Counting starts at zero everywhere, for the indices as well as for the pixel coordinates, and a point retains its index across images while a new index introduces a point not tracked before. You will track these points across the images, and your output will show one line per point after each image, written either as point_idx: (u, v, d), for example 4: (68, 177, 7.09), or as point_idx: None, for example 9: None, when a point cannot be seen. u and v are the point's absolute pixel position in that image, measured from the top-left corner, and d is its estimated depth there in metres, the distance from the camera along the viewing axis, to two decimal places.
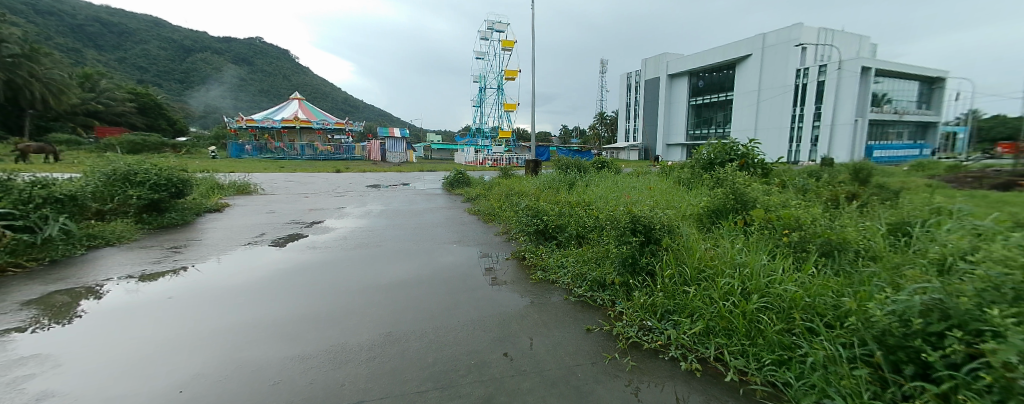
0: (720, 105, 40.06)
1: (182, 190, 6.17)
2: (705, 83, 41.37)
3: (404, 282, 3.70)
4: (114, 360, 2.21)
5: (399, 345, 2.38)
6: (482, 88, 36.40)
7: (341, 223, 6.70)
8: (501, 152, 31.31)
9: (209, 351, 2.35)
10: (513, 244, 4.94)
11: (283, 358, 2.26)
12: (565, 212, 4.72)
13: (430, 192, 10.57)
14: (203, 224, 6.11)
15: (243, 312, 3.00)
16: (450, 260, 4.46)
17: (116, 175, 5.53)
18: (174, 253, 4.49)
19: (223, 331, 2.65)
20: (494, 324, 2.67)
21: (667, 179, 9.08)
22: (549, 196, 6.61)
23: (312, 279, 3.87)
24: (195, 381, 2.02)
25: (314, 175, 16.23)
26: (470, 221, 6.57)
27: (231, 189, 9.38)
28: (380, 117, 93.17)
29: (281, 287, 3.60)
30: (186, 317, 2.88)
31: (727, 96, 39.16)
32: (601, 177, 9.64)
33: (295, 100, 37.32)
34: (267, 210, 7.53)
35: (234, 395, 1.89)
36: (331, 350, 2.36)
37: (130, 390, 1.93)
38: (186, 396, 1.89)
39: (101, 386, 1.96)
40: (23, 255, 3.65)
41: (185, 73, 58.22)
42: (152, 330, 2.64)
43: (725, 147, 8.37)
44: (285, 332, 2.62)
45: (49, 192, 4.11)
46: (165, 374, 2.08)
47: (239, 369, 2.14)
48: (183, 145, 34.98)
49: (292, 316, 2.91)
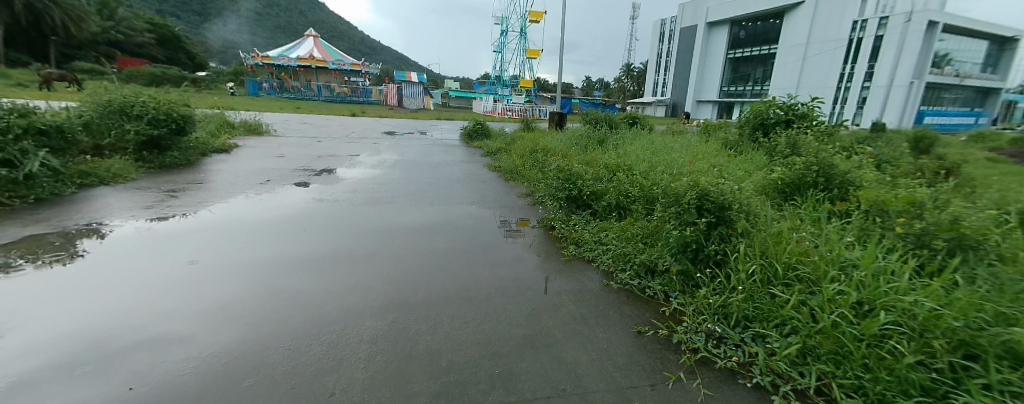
0: (762, 60, 36.50)
1: (185, 128, 5.65)
2: (747, 34, 37.59)
3: (411, 235, 3.53)
4: (113, 300, 2.15)
5: (416, 302, 2.31)
6: (503, 31, 33.87)
7: (351, 174, 6.13)
8: (521, 103, 29.83)
9: (232, 286, 2.41)
10: (541, 210, 4.32)
11: (286, 310, 2.16)
12: (608, 178, 4.05)
13: (447, 143, 9.87)
14: (209, 166, 5.68)
15: (246, 253, 2.92)
16: (471, 222, 4.00)
17: (112, 107, 5.05)
18: (178, 198, 4.10)
19: (226, 273, 2.58)
20: (524, 304, 2.33)
21: (708, 141, 8.17)
22: (582, 155, 5.84)
23: (317, 223, 3.78)
24: (227, 307, 2.16)
25: (330, 119, 15.72)
26: (490, 179, 5.95)
27: (241, 129, 8.91)
28: (398, 60, 90.13)
29: (285, 230, 3.53)
30: (218, 248, 2.99)
31: (770, 50, 35.55)
32: (636, 135, 8.73)
33: (310, 37, 35.78)
34: (276, 154, 7.06)
35: (260, 326, 2.00)
36: (346, 293, 2.38)
37: (174, 309, 2.11)
38: (222, 318, 2.04)
39: (149, 303, 2.15)
40: (5, 193, 3.23)
41: (202, 4, 56.66)
42: (156, 268, 2.58)
43: (782, 107, 7.28)
44: (287, 279, 2.55)
45: (30, 122, 3.61)
46: (203, 298, 2.23)
47: (266, 302, 2.24)
48: (203, 80, 34.61)
49: (294, 262, 2.83)
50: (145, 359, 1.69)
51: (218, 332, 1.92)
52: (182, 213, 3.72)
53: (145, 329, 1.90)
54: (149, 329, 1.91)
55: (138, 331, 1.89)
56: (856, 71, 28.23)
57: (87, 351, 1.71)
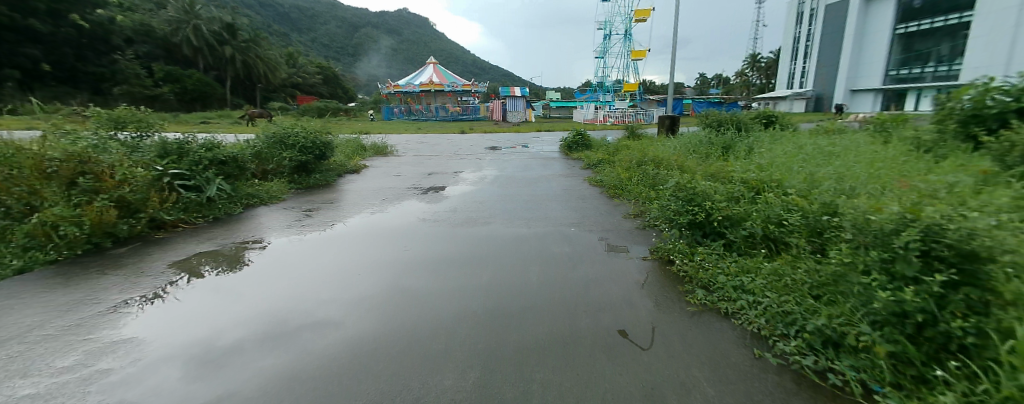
0: (949, 33, 26.85)
1: (324, 153, 6.59)
2: (925, 1, 28.21)
3: (511, 249, 3.65)
4: (294, 289, 2.80)
5: (513, 315, 2.39)
6: (606, 35, 32.63)
7: (453, 191, 6.27)
8: (626, 108, 28.07)
9: (371, 285, 2.90)
10: (656, 235, 3.59)
11: (407, 309, 2.49)
12: (748, 200, 3.12)
13: (546, 156, 9.63)
14: (342, 185, 6.45)
15: (380, 257, 3.48)
16: (562, 249, 3.56)
17: (275, 138, 6.15)
18: (312, 216, 4.66)
19: (367, 273, 3.12)
20: (633, 342, 2.03)
21: (887, 142, 6.07)
22: (704, 167, 4.78)
23: (431, 232, 4.24)
24: (367, 302, 2.60)
25: (444, 136, 17.20)
26: (590, 196, 5.40)
27: (371, 151, 10.20)
28: (505, 76, 95.65)
29: (407, 238, 4.05)
30: (359, 252, 3.60)
31: (964, 18, 25.83)
32: (776, 138, 7.08)
33: (429, 65, 40.38)
34: (394, 173, 7.77)
35: (389, 321, 2.34)
36: (456, 300, 2.62)
37: (326, 300, 2.62)
38: (364, 311, 2.47)
39: (310, 294, 2.72)
40: (193, 213, 4.12)
41: (354, 47, 69.71)
42: (320, 265, 3.27)
43: (1012, 90, 4.83)
44: (409, 282, 2.95)
45: (214, 155, 4.63)
46: (350, 294, 2.74)
47: (390, 300, 2.63)
48: (351, 109, 42.19)
49: (415, 267, 3.25)
50: (310, 338, 2.14)
51: (356, 322, 2.32)
52: (312, 230, 4.21)
53: (313, 315, 2.42)
54: (310, 315, 2.41)
55: (308, 315, 2.42)
56: None
57: (271, 329, 2.23)
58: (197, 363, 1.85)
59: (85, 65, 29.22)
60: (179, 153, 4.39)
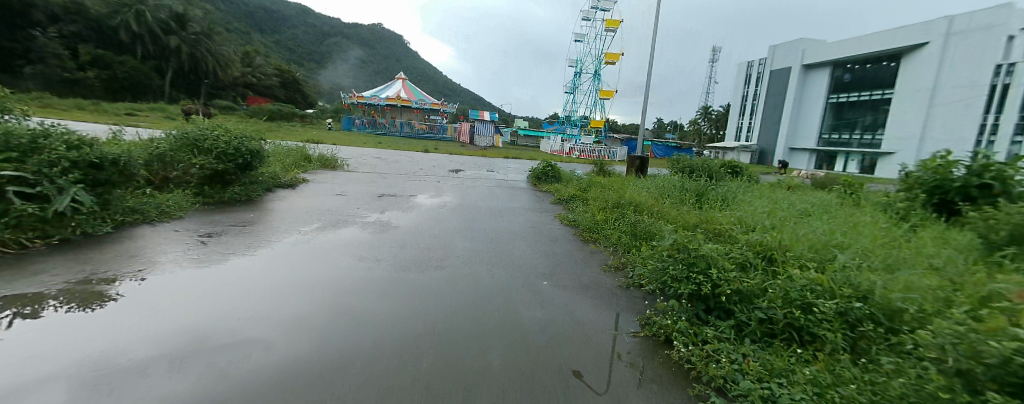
0: (873, 106, 30.60)
1: (251, 163, 5.50)
2: (854, 76, 31.96)
3: (471, 274, 3.41)
4: (219, 302, 2.45)
5: (468, 344, 2.19)
6: (577, 73, 33.80)
7: (404, 217, 5.30)
8: (591, 143, 28.64)
9: (312, 301, 2.60)
10: (651, 301, 2.93)
11: (351, 328, 2.25)
12: (760, 270, 2.66)
13: (513, 185, 9.06)
14: (269, 203, 5.36)
15: (325, 272, 3.17)
16: (533, 317, 2.64)
17: (187, 140, 5.02)
18: (214, 241, 3.58)
19: (307, 288, 2.81)
20: (587, 385, 1.88)
21: (858, 207, 6.02)
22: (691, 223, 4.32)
23: (384, 249, 3.92)
24: (305, 320, 2.31)
25: (405, 154, 16.20)
26: (561, 238, 4.74)
27: (317, 163, 9.05)
28: (476, 101, 96.68)
29: (357, 254, 3.72)
30: (300, 266, 3.25)
31: (885, 95, 29.66)
32: (751, 192, 6.88)
33: (399, 80, 39.40)
34: (338, 191, 6.74)
35: (332, 339, 2.10)
36: (409, 320, 2.43)
37: (260, 316, 2.32)
38: (302, 328, 2.21)
39: (243, 310, 2.38)
40: (28, 232, 2.96)
41: (323, 55, 67.54)
42: (250, 279, 2.88)
43: (972, 165, 4.96)
44: (357, 299, 2.69)
45: (81, 156, 3.35)
46: (286, 310, 2.43)
47: (334, 319, 2.36)
48: (310, 116, 39.88)
49: (362, 285, 2.98)
50: (231, 359, 1.84)
51: (291, 341, 2.06)
52: (203, 261, 3.12)
53: (237, 332, 2.10)
54: (236, 333, 2.09)
55: (230, 333, 2.09)
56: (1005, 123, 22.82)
57: (186, 348, 1.90)
58: (83, 386, 1.56)
59: None
60: (32, 149, 3.18)
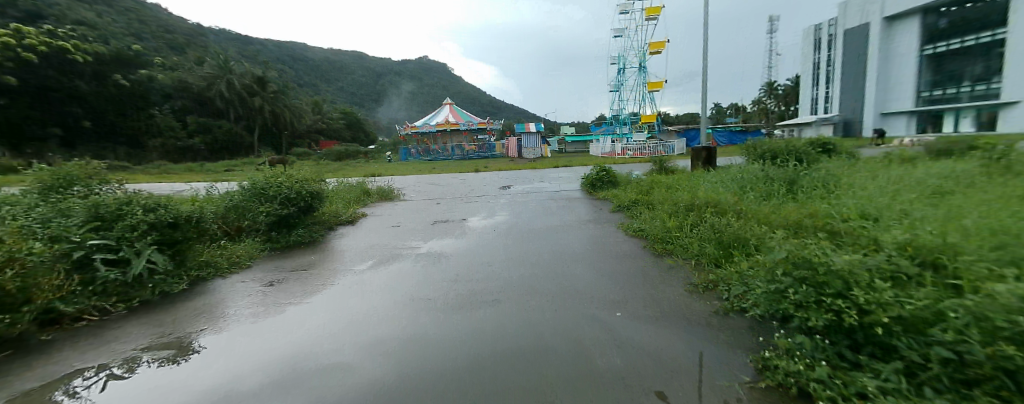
0: (980, 52, 25.28)
1: (311, 205, 5.71)
2: (950, 21, 26.78)
3: (526, 289, 3.36)
4: (307, 333, 2.74)
5: (529, 359, 2.20)
6: (620, 70, 32.55)
7: (459, 244, 5.07)
8: (644, 140, 27.07)
9: (384, 326, 2.80)
10: (766, 337, 2.25)
11: (423, 348, 2.40)
12: (936, 288, 1.85)
13: (567, 196, 8.59)
14: (330, 242, 5.49)
15: (392, 298, 3.38)
16: (610, 363, 2.15)
17: (254, 190, 5.35)
18: (275, 289, 3.64)
19: (379, 314, 3.04)
20: None
21: (1000, 169, 4.56)
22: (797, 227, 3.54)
23: (442, 271, 4.02)
24: (382, 343, 2.51)
25: (459, 176, 16.52)
26: (630, 254, 4.13)
27: (376, 196, 9.39)
28: (522, 115, 97.80)
29: (418, 278, 3.89)
30: (370, 294, 3.50)
31: (997, 36, 24.32)
32: (860, 172, 5.71)
33: (445, 106, 41.13)
34: (393, 223, 6.80)
35: (407, 360, 2.25)
36: (473, 338, 2.51)
37: (345, 341, 2.56)
38: (380, 350, 2.40)
39: (328, 338, 2.63)
40: (115, 297, 3.21)
41: (378, 94, 73.45)
42: (330, 310, 3.18)
43: None
44: (424, 321, 2.85)
45: (158, 216, 3.72)
46: (364, 334, 2.66)
47: (406, 341, 2.52)
48: (370, 152, 43.15)
49: (427, 306, 3.15)
50: (325, 382, 2.05)
51: (370, 363, 2.24)
52: (260, 312, 3.12)
53: (327, 358, 2.33)
54: (327, 358, 2.33)
55: (321, 359, 2.33)
56: None
57: (286, 374, 2.16)
58: None
59: (124, 121, 30.87)
60: (116, 217, 3.56)
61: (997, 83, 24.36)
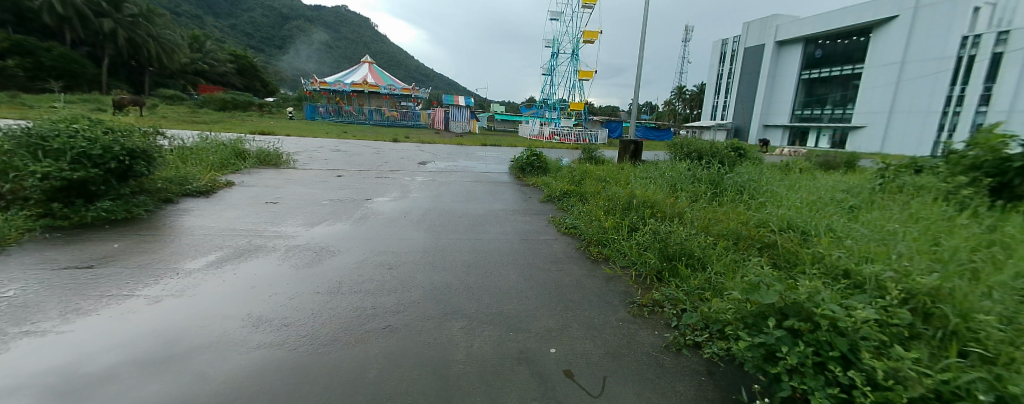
0: (841, 82, 30.72)
1: (135, 168, 3.96)
2: (825, 52, 32.05)
3: (449, 270, 3.07)
4: (191, 300, 2.32)
5: (451, 331, 2.18)
6: (554, 53, 32.38)
7: (350, 235, 3.90)
8: (571, 126, 27.59)
9: (293, 292, 2.53)
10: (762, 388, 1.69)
11: (335, 318, 2.22)
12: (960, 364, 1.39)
13: (492, 179, 7.88)
14: (167, 220, 3.89)
15: (303, 263, 3.04)
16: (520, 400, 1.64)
17: (24, 136, 3.40)
18: (34, 292, 2.19)
19: (285, 280, 2.71)
20: (581, 387, 1.75)
21: (886, 190, 5.15)
22: (742, 244, 3.33)
23: (353, 246, 3.53)
24: (288, 314, 2.26)
25: (371, 144, 14.57)
26: (566, 259, 3.48)
27: (253, 160, 7.46)
28: (451, 86, 93.61)
29: (328, 247, 3.47)
30: (272, 259, 3.06)
31: (855, 70, 29.61)
32: (776, 180, 6.02)
33: (365, 64, 36.69)
34: (270, 198, 5.23)
35: (316, 333, 2.07)
36: (392, 309, 2.38)
37: (241, 312, 2.25)
38: (284, 323, 2.15)
39: (218, 307, 2.28)
40: None
41: (283, 39, 62.92)
42: (222, 273, 2.72)
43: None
44: (337, 289, 2.62)
45: None
46: (266, 303, 2.36)
47: (317, 310, 2.31)
48: (269, 105, 36.80)
49: (343, 274, 2.90)
50: (211, 358, 1.79)
51: (269, 340, 1.98)
52: None
53: (213, 331, 2.02)
54: (214, 332, 2.02)
55: (207, 332, 2.01)
56: (966, 95, 22.43)
57: (158, 351, 1.81)
58: (55, 396, 1.45)
59: None
60: None
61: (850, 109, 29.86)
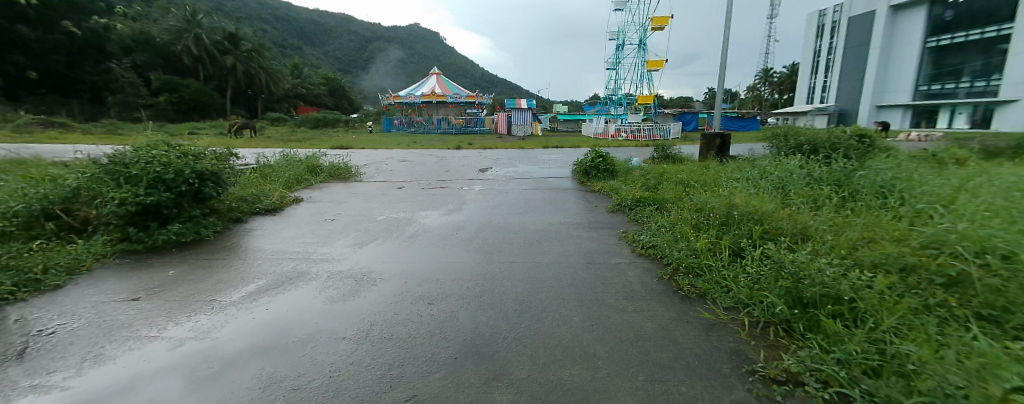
0: (982, 47, 24.05)
1: (204, 191, 4.14)
2: (957, 12, 25.43)
3: (509, 297, 2.72)
4: (303, 295, 2.75)
5: (516, 336, 2.21)
6: (619, 45, 30.56)
7: (396, 256, 3.58)
8: (641, 122, 25.63)
9: (381, 291, 2.83)
10: None
11: (414, 316, 2.44)
12: None
13: (553, 185, 7.28)
14: (232, 241, 4.00)
15: (391, 266, 3.35)
16: None
17: (110, 168, 3.73)
18: (83, 326, 2.21)
19: (379, 280, 3.04)
20: None
21: None
22: (914, 280, 2.27)
23: (419, 260, 3.49)
24: (375, 310, 2.55)
25: (438, 152, 14.93)
26: (643, 298, 2.66)
27: (326, 173, 7.88)
28: (515, 90, 94.65)
29: (405, 255, 3.64)
30: (367, 263, 3.40)
31: (1001, 31, 22.92)
32: (931, 174, 4.41)
33: (432, 75, 38.52)
34: (328, 214, 5.21)
35: (395, 327, 2.30)
36: (462, 313, 2.48)
37: (335, 309, 2.57)
38: (373, 318, 2.44)
39: (320, 302, 2.66)
40: None
41: (365, 60, 69.52)
42: (330, 273, 3.16)
43: None
44: (417, 290, 2.84)
45: None
46: (358, 300, 2.69)
47: (398, 310, 2.55)
48: (352, 121, 40.58)
49: (427, 276, 3.12)
50: (312, 346, 2.12)
51: (354, 332, 2.26)
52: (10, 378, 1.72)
53: (317, 323, 2.38)
54: (314, 324, 2.36)
55: (311, 324, 2.38)
56: None
57: (270, 340, 2.17)
58: (199, 373, 1.83)
59: (76, 73, 28.57)
60: None
61: (997, 80, 23.16)
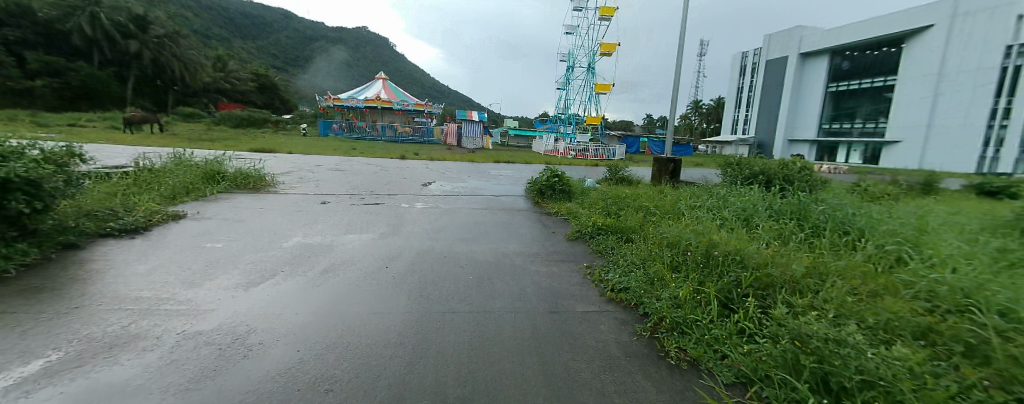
0: (872, 95, 28.53)
1: (5, 206, 2.81)
2: (853, 64, 29.97)
3: (454, 355, 2.11)
4: (224, 320, 2.36)
5: (464, 374, 1.94)
6: (569, 67, 31.49)
7: (297, 301, 2.66)
8: (588, 141, 26.30)
9: (322, 313, 2.53)
10: None
11: (358, 341, 2.20)
12: None
13: (506, 204, 6.68)
14: (47, 280, 2.75)
15: (327, 290, 2.91)
16: None
17: None
18: None
19: (319, 302, 2.71)
20: None
21: None
22: (942, 351, 1.86)
23: (361, 285, 3.04)
24: (316, 333, 2.28)
25: (378, 162, 13.63)
26: (625, 371, 2.03)
27: (230, 181, 6.48)
28: (466, 102, 94.00)
29: (352, 276, 3.22)
30: (309, 284, 3.00)
31: (888, 82, 27.40)
32: (881, 212, 4.49)
33: (378, 80, 36.53)
34: (216, 238, 4.00)
35: (336, 351, 2.08)
36: (413, 339, 2.25)
37: (270, 330, 2.28)
38: (313, 339, 2.19)
39: (250, 321, 2.36)
40: None
41: (305, 59, 64.56)
42: (258, 296, 2.72)
43: None
44: (363, 313, 2.56)
45: None
46: (295, 320, 2.41)
47: (342, 332, 2.30)
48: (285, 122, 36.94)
49: (376, 299, 2.80)
50: (233, 371, 1.85)
51: (287, 353, 2.04)
52: None
53: (248, 342, 2.12)
54: (252, 344, 2.11)
55: (239, 345, 2.10)
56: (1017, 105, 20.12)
57: (168, 371, 1.81)
58: None
59: None
60: None
61: (883, 123, 27.45)
